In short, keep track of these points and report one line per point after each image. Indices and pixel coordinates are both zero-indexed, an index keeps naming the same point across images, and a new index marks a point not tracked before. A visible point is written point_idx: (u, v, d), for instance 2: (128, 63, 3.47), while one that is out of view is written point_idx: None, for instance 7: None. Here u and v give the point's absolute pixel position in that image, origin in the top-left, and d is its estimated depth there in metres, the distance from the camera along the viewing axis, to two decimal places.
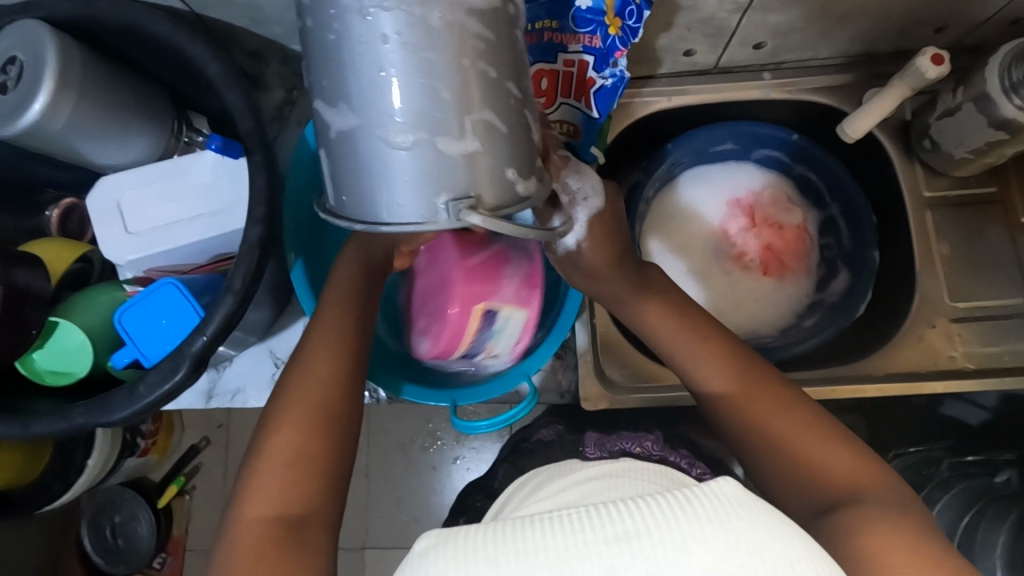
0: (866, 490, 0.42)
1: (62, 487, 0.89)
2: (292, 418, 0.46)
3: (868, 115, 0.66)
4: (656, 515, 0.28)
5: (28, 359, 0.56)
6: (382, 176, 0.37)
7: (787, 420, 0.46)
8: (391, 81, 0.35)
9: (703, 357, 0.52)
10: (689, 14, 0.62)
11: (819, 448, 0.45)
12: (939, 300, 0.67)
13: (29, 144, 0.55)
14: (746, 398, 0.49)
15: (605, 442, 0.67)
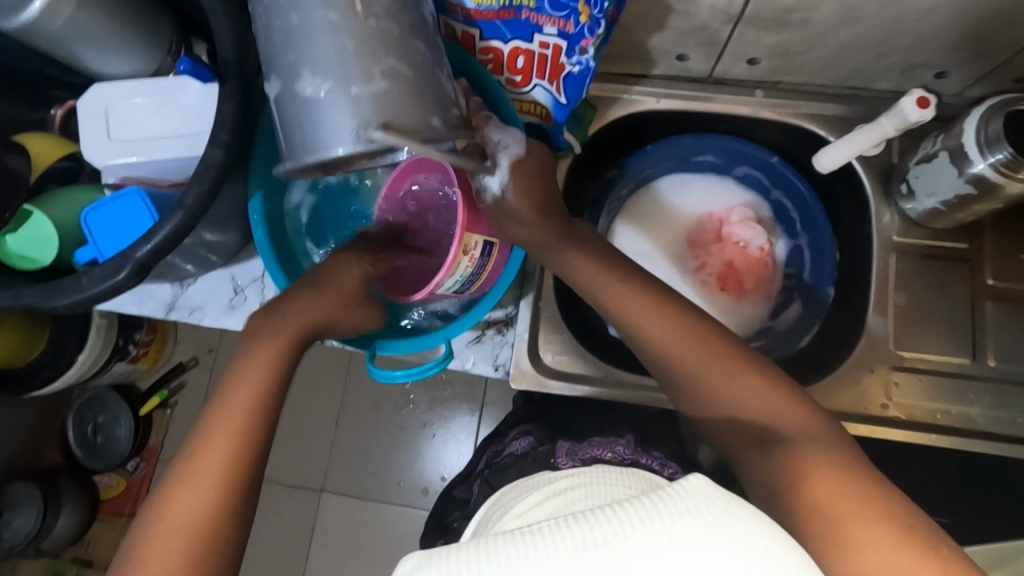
0: (795, 430, 0.47)
1: (50, 375, 0.95)
2: (218, 433, 0.49)
3: (843, 148, 0.65)
4: (631, 517, 0.30)
5: (1, 240, 0.60)
6: (311, 118, 0.48)
7: (736, 380, 0.50)
8: (311, 45, 0.48)
9: (663, 330, 0.55)
10: (681, 18, 0.62)
11: (761, 392, 0.50)
12: (883, 347, 0.67)
13: (32, 41, 0.59)
14: (701, 360, 0.52)
15: (577, 450, 0.65)
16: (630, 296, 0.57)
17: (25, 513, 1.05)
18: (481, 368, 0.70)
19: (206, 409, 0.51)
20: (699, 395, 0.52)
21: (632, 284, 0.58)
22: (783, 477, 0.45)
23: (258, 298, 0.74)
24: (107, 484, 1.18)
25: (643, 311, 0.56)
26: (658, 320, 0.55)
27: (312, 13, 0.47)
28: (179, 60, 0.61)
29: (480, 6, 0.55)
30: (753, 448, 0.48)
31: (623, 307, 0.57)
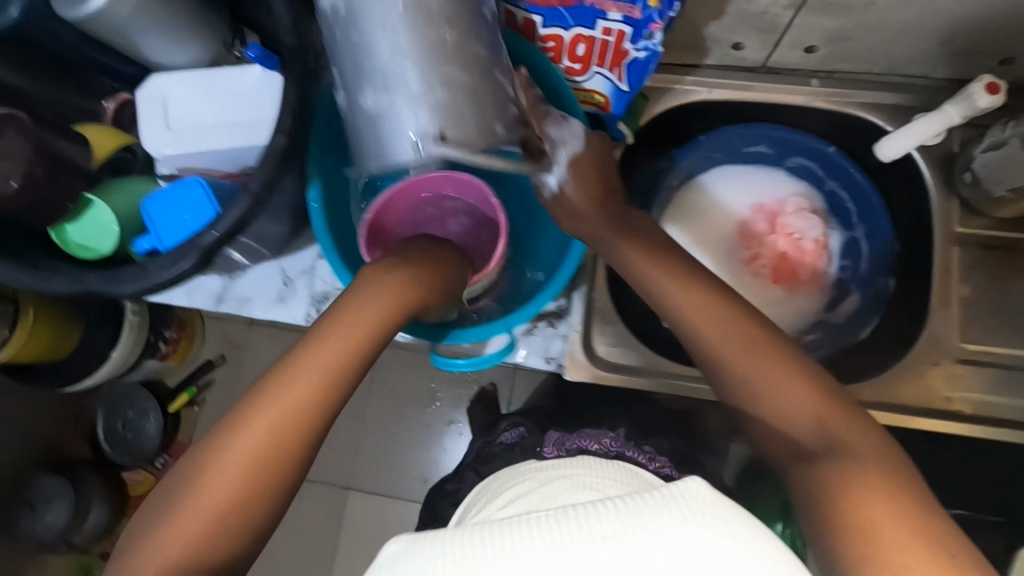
0: (849, 448, 0.44)
1: (85, 368, 0.97)
2: (267, 406, 0.45)
3: (907, 136, 0.64)
4: (622, 518, 0.34)
5: (61, 229, 0.61)
6: (374, 129, 0.50)
7: (794, 386, 0.48)
8: (372, 53, 0.47)
9: (715, 326, 0.52)
10: (741, 4, 0.61)
11: (816, 402, 0.47)
12: (947, 340, 0.65)
13: (94, 30, 0.59)
14: (755, 360, 0.49)
15: (565, 441, 0.76)
16: (686, 290, 0.55)
17: (57, 507, 1.07)
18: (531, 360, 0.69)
19: (269, 380, 0.46)
20: (753, 399, 0.49)
21: (688, 277, 0.56)
22: (835, 496, 0.41)
23: (308, 290, 0.74)
24: (135, 480, 1.18)
25: (699, 304, 0.54)
26: (717, 321, 0.52)
27: (371, 18, 0.46)
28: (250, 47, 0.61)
29: None
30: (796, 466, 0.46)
31: (676, 297, 0.55)
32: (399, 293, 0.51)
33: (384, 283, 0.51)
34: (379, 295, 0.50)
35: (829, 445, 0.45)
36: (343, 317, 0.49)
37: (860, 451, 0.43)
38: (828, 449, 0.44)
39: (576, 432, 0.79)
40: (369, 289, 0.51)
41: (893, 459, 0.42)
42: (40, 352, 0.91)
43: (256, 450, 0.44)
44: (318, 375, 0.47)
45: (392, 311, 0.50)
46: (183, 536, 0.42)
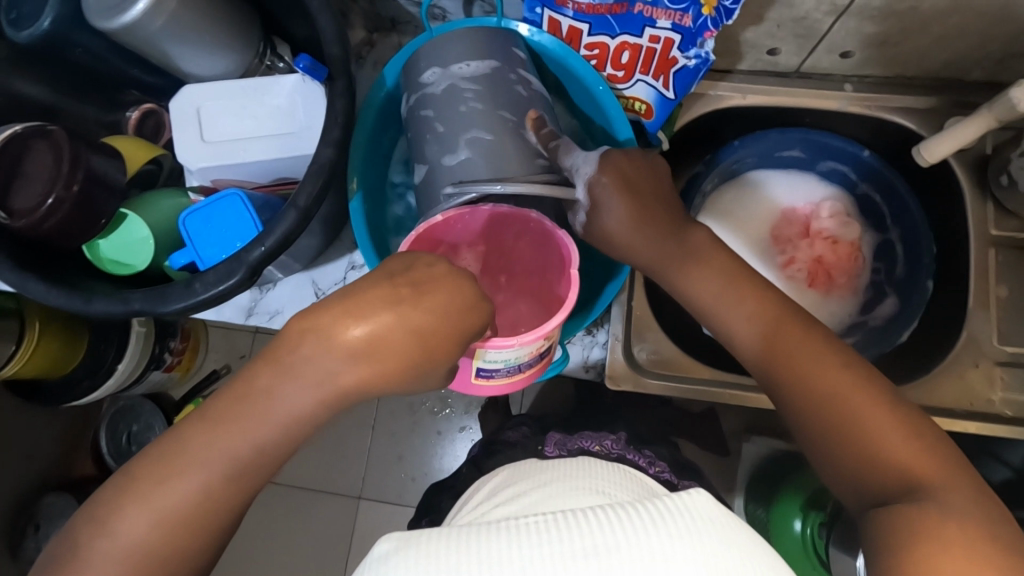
0: (929, 486, 0.38)
1: (90, 385, 0.93)
2: (193, 455, 0.42)
3: (946, 140, 0.65)
4: (621, 531, 0.32)
5: (95, 245, 0.59)
6: (423, 191, 0.58)
7: (871, 411, 0.42)
8: (424, 133, 0.58)
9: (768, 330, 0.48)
10: (783, 10, 0.60)
11: (888, 428, 0.41)
12: (987, 342, 0.66)
13: (127, 42, 0.58)
14: (818, 368, 0.44)
15: (565, 442, 0.70)
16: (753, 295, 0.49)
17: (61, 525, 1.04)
18: (573, 370, 0.71)
19: (202, 423, 0.43)
20: (826, 430, 0.43)
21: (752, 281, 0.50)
22: (888, 528, 0.36)
23: None
24: None
25: (754, 316, 0.48)
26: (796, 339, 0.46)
27: (422, 109, 0.57)
28: (298, 61, 0.60)
29: (592, 1, 0.53)
30: (859, 505, 0.40)
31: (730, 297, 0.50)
32: (363, 361, 0.42)
33: (338, 341, 0.41)
34: (329, 355, 0.42)
35: (903, 489, 0.38)
36: (286, 375, 0.43)
37: (945, 501, 0.37)
38: (899, 488, 0.39)
39: (577, 432, 0.73)
40: (312, 345, 0.42)
41: (988, 521, 0.35)
42: (37, 369, 0.87)
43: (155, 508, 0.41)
44: (253, 436, 0.43)
45: (347, 380, 0.42)
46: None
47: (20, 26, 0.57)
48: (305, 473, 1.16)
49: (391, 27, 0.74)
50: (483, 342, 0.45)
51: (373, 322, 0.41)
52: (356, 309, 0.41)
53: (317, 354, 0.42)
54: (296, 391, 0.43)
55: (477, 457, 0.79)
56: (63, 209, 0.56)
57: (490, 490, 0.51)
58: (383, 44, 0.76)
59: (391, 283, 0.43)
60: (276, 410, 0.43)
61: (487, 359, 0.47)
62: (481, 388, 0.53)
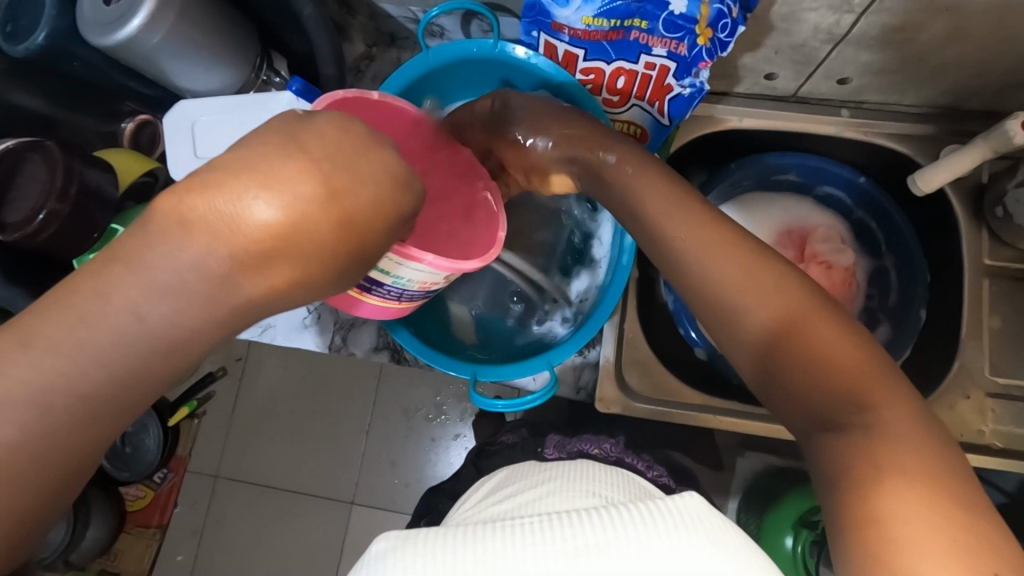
0: (875, 412, 0.37)
1: None
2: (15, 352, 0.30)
3: (942, 170, 0.65)
4: (613, 530, 0.32)
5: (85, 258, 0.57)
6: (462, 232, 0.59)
7: (841, 347, 0.40)
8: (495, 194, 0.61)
9: (764, 293, 0.43)
10: (780, 37, 0.60)
11: (850, 359, 0.39)
12: (979, 372, 0.66)
13: (123, 57, 0.58)
14: (818, 328, 0.41)
15: (565, 444, 0.71)
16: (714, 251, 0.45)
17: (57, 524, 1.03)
18: (564, 388, 0.72)
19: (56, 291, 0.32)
20: (792, 373, 0.40)
21: (714, 239, 0.45)
22: (839, 462, 0.36)
23: (332, 317, 0.72)
24: (134, 494, 1.15)
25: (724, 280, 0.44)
26: (762, 281, 0.43)
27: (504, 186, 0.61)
28: (290, 83, 0.59)
29: (589, 26, 0.53)
30: (799, 418, 0.41)
31: (689, 271, 0.46)
32: (272, 264, 0.33)
33: (218, 242, 0.31)
34: (214, 256, 0.32)
35: (839, 398, 0.38)
36: (138, 293, 0.31)
37: (880, 413, 0.37)
38: (844, 406, 0.38)
39: (575, 435, 0.73)
40: (185, 246, 0.31)
41: (931, 451, 0.35)
42: None
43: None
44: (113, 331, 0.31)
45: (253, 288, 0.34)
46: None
47: (16, 39, 0.57)
48: (299, 476, 1.16)
49: (390, 42, 0.74)
50: (396, 251, 0.42)
51: (278, 203, 0.31)
52: (255, 180, 0.31)
53: (188, 249, 0.31)
54: (158, 310, 0.32)
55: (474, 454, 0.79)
56: (57, 222, 0.56)
57: (490, 488, 0.54)
58: (382, 58, 0.75)
59: (304, 154, 0.33)
60: (95, 342, 0.31)
61: (384, 270, 0.45)
62: (357, 301, 0.50)
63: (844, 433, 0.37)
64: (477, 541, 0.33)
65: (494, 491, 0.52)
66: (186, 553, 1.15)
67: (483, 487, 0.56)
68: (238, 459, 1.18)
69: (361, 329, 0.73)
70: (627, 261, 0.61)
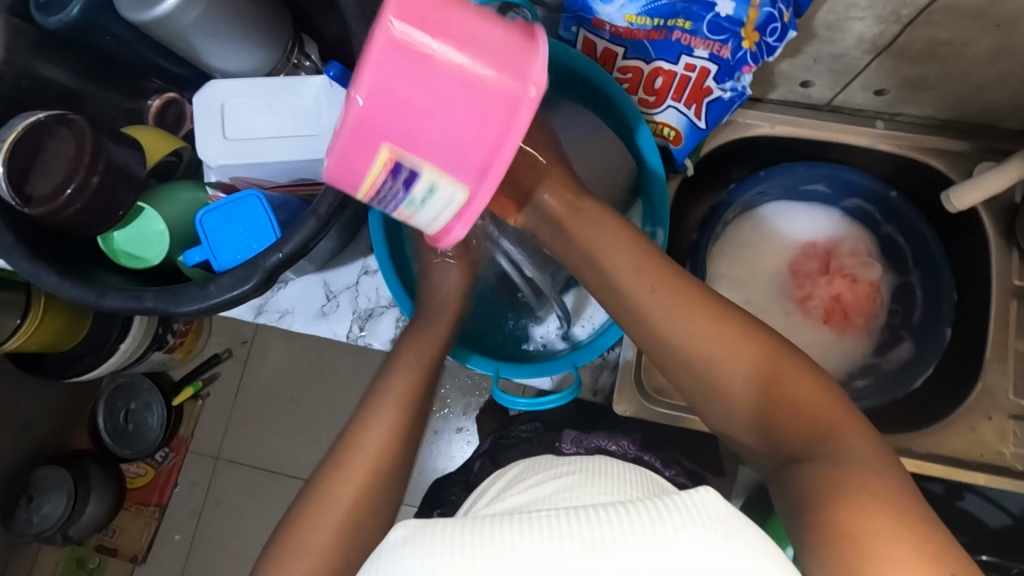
0: (836, 437, 0.42)
1: (92, 361, 0.92)
2: None
3: (977, 188, 0.63)
4: (629, 526, 0.32)
5: (110, 236, 0.59)
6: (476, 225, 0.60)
7: (799, 378, 0.45)
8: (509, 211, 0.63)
9: (715, 337, 0.48)
10: (822, 45, 0.59)
11: (806, 387, 0.45)
12: (1002, 394, 0.65)
13: (157, 34, 0.57)
14: (783, 366, 0.46)
15: (582, 439, 0.70)
16: (679, 312, 0.49)
17: (54, 498, 1.04)
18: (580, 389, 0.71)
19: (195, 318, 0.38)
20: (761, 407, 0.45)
21: (682, 300, 0.50)
22: (810, 490, 0.39)
23: (352, 306, 0.72)
24: (134, 472, 1.16)
25: (703, 337, 0.48)
26: (723, 339, 0.48)
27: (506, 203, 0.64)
28: (328, 68, 0.58)
29: (632, 24, 0.52)
30: (779, 462, 0.44)
31: (661, 332, 0.50)
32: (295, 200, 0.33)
33: None
34: None
35: (812, 436, 0.43)
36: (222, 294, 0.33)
37: (847, 448, 0.41)
38: (812, 444, 0.42)
39: (592, 431, 0.72)
40: None
41: (888, 475, 0.38)
42: (42, 344, 0.87)
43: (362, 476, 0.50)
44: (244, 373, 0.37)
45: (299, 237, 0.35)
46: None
47: (49, 11, 0.57)
48: (302, 462, 1.15)
49: None
50: (465, 199, 0.42)
51: None
52: None
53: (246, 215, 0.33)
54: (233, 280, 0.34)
55: (487, 451, 0.79)
56: (83, 198, 0.55)
57: (501, 485, 0.53)
58: None
59: None
60: None
61: (434, 187, 0.41)
62: (353, 164, 0.39)
63: (812, 462, 0.41)
64: (488, 533, 0.33)
65: (511, 484, 0.52)
66: (184, 533, 1.15)
67: (497, 482, 0.55)
68: (241, 442, 1.18)
69: (380, 318, 0.72)
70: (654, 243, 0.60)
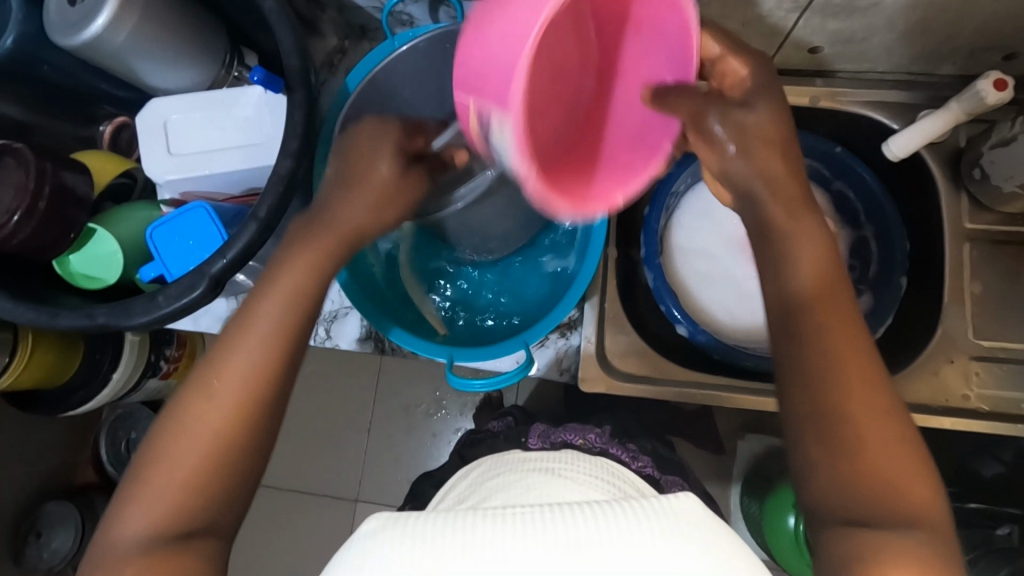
0: (910, 515, 0.37)
1: (85, 395, 0.94)
2: (201, 429, 0.43)
3: (916, 134, 0.63)
4: (600, 525, 0.32)
5: (65, 260, 0.60)
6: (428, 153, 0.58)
7: (883, 434, 0.40)
8: None
9: (831, 344, 0.42)
10: (745, 9, 0.59)
11: (897, 457, 0.39)
12: (963, 336, 0.65)
13: (91, 59, 0.58)
14: (868, 407, 0.40)
15: (548, 434, 0.69)
16: (828, 328, 0.43)
17: (64, 531, 1.04)
18: (548, 372, 0.73)
19: (193, 383, 0.45)
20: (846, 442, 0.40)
21: (833, 312, 0.43)
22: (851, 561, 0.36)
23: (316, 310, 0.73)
24: None
25: (816, 338, 0.43)
26: (840, 347, 0.42)
27: None
28: (253, 74, 0.59)
29: None
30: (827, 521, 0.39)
31: (794, 326, 0.44)
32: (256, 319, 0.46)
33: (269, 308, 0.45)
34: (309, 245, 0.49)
35: (892, 516, 0.37)
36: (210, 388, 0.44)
37: (913, 542, 0.36)
38: (889, 518, 0.37)
39: (559, 425, 0.71)
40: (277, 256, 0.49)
41: None
42: (31, 382, 0.87)
43: (213, 405, 0.44)
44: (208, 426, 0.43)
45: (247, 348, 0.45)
46: (155, 522, 0.41)
47: None
48: (303, 475, 1.14)
49: (361, 34, 0.74)
50: None
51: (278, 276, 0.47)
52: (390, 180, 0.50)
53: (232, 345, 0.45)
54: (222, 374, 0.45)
55: (460, 446, 0.79)
56: (31, 223, 0.56)
57: (471, 481, 0.55)
58: (354, 51, 0.75)
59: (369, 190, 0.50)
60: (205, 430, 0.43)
61: None
62: None
63: (876, 532, 0.37)
64: (463, 527, 0.33)
65: (477, 483, 0.53)
66: None
67: (464, 481, 0.56)
68: None
69: (344, 320, 0.73)
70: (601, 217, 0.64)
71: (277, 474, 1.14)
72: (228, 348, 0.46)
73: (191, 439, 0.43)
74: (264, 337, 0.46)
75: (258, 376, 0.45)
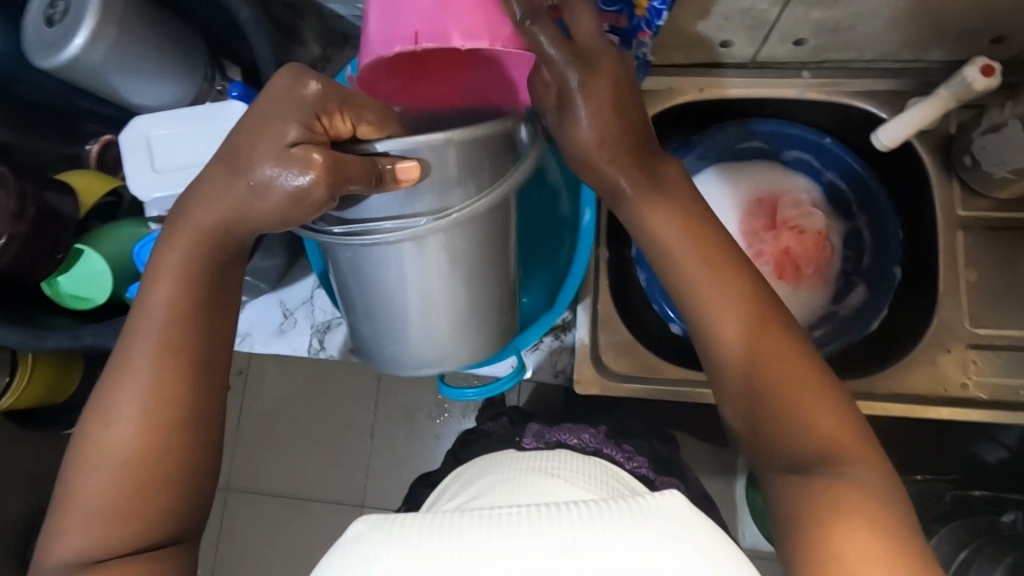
0: (842, 456, 0.41)
1: (87, 408, 0.94)
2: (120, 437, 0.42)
3: (906, 123, 0.63)
4: (574, 524, 0.32)
5: (53, 281, 0.60)
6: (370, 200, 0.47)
7: (820, 409, 0.43)
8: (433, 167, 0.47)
9: (738, 325, 0.46)
10: (727, 3, 0.59)
11: (815, 408, 0.43)
12: (959, 324, 0.65)
13: (71, 79, 0.58)
14: (784, 375, 0.44)
15: (542, 434, 0.69)
16: (730, 306, 0.46)
17: None
18: (543, 374, 0.72)
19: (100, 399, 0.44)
20: (773, 419, 0.43)
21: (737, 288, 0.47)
22: (803, 507, 0.40)
23: (309, 321, 0.73)
24: None
25: (719, 309, 0.47)
26: (748, 323, 0.46)
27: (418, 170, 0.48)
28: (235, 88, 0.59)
29: None
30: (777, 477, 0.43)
31: (702, 308, 0.47)
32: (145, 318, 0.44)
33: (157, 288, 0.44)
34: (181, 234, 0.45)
35: (820, 457, 0.41)
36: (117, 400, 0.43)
37: (860, 476, 0.40)
38: (818, 458, 0.41)
39: (554, 426, 0.71)
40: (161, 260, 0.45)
41: (896, 507, 0.38)
42: (31, 401, 0.87)
43: (129, 406, 0.43)
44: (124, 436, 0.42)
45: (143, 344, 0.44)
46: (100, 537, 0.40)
47: None
48: (305, 483, 1.13)
49: (345, 42, 0.74)
50: None
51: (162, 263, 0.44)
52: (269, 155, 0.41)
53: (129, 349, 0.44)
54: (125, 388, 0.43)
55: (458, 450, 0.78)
56: (17, 245, 0.56)
57: (464, 480, 0.55)
58: (338, 59, 0.75)
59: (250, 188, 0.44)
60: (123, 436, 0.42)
61: None
62: None
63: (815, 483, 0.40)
64: (443, 530, 0.32)
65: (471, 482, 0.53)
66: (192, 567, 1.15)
67: (458, 480, 0.56)
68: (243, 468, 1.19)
69: (335, 329, 0.73)
70: (589, 218, 0.64)
71: (278, 483, 1.14)
72: (123, 358, 0.44)
73: (109, 461, 0.42)
74: (156, 328, 0.44)
75: (164, 383, 0.43)
